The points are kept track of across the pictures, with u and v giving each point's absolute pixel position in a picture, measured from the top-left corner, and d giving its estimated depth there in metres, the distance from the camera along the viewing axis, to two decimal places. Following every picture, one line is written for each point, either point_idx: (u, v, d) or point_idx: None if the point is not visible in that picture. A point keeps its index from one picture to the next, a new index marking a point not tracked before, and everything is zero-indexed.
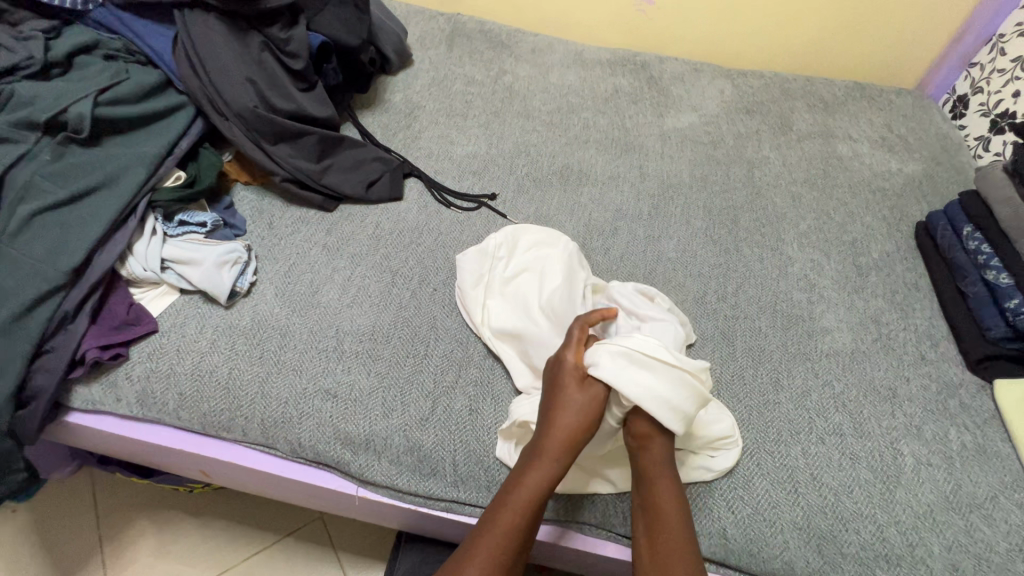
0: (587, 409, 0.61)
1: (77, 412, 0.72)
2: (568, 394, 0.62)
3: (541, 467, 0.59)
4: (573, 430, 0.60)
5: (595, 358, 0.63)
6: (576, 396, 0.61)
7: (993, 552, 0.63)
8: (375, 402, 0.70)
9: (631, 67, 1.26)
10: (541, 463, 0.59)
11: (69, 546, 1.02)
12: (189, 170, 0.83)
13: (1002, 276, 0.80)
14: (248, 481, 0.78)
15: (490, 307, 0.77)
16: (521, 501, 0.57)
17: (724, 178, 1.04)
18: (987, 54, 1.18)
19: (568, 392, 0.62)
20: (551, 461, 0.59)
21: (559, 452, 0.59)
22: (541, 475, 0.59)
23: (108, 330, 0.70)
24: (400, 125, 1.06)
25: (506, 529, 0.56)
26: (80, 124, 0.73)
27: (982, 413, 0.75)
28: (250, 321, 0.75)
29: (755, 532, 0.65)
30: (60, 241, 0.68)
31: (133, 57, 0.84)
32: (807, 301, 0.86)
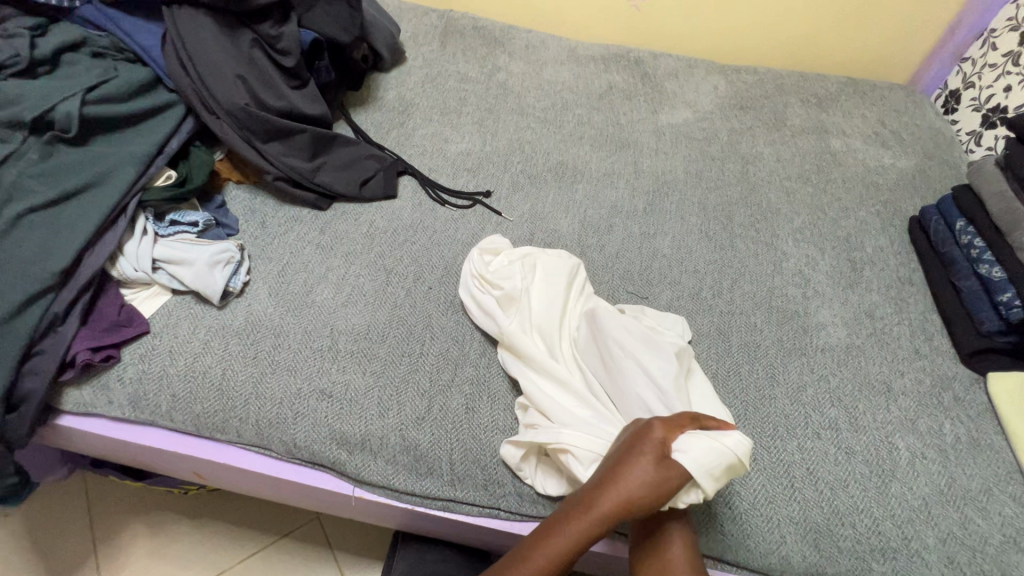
0: (653, 485, 0.57)
1: (68, 415, 0.71)
2: (639, 472, 0.57)
3: (583, 522, 0.58)
4: (635, 500, 0.56)
5: (686, 444, 0.58)
6: (648, 468, 0.57)
7: (987, 544, 0.64)
8: (371, 401, 0.70)
9: (625, 63, 1.26)
10: (588, 519, 0.58)
11: (63, 550, 1.02)
12: (180, 169, 0.82)
13: (995, 270, 0.80)
14: (243, 482, 0.77)
15: (512, 323, 0.73)
16: (557, 548, 0.58)
17: (719, 174, 1.04)
18: (979, 49, 1.18)
19: (640, 463, 0.57)
20: (600, 523, 0.57)
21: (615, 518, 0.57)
22: (586, 529, 0.58)
23: (99, 331, 0.69)
24: (394, 122, 1.05)
25: (537, 569, 0.58)
26: (67, 123, 0.72)
27: (976, 407, 0.76)
28: (243, 321, 0.74)
29: (752, 528, 0.65)
30: (47, 243, 0.68)
31: (122, 55, 0.82)
32: (802, 296, 0.86)
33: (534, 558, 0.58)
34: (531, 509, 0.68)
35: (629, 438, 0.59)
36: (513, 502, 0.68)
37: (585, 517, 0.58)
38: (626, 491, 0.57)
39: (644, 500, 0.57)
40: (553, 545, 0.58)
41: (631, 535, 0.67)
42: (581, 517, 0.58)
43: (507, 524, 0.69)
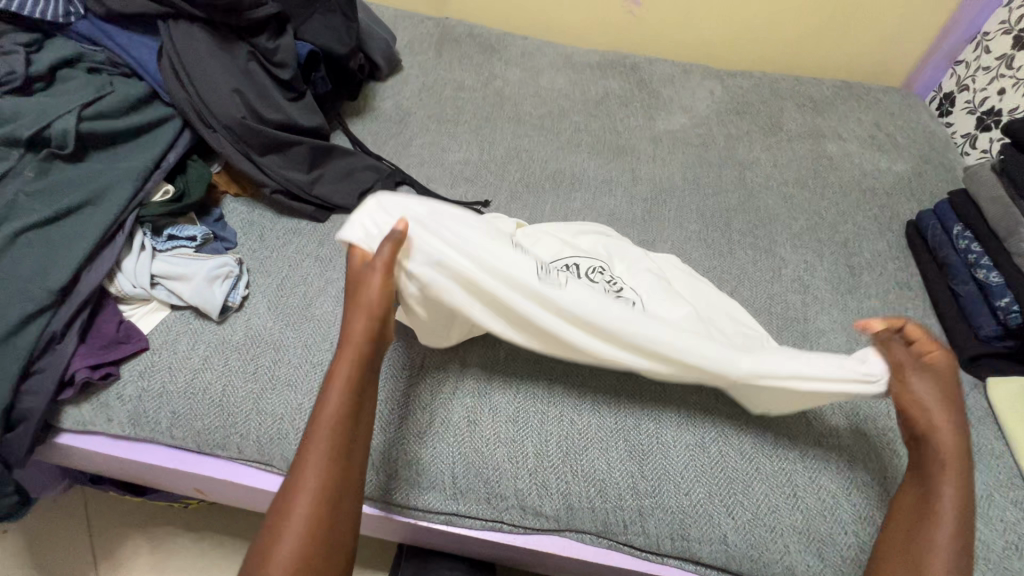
0: (382, 312, 0.60)
1: (67, 433, 0.71)
2: (371, 284, 0.60)
3: (351, 343, 0.59)
4: (371, 323, 0.60)
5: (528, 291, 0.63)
6: (367, 295, 0.60)
7: (989, 550, 0.64)
8: (372, 415, 0.70)
9: (620, 69, 1.26)
10: (343, 356, 0.59)
11: (62, 566, 1.01)
12: (178, 183, 0.81)
13: (993, 274, 0.81)
14: (243, 498, 0.77)
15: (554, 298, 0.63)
16: (330, 414, 0.57)
17: (716, 181, 1.04)
18: (972, 52, 1.19)
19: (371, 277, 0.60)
20: (359, 341, 0.59)
21: (365, 335, 0.60)
22: (337, 394, 0.58)
23: (97, 349, 0.69)
24: (391, 132, 1.05)
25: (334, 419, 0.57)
26: (64, 140, 0.72)
27: (976, 411, 0.76)
28: (243, 336, 0.74)
29: (756, 537, 0.65)
30: (45, 261, 0.67)
31: (118, 69, 0.82)
32: (802, 302, 0.86)
33: (323, 414, 0.57)
34: (533, 521, 0.67)
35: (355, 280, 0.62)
36: (517, 514, 0.67)
37: (343, 360, 0.59)
38: (343, 358, 0.59)
39: (374, 325, 0.60)
40: (340, 374, 0.59)
41: (635, 546, 0.67)
42: (332, 383, 0.58)
43: (511, 536, 0.69)
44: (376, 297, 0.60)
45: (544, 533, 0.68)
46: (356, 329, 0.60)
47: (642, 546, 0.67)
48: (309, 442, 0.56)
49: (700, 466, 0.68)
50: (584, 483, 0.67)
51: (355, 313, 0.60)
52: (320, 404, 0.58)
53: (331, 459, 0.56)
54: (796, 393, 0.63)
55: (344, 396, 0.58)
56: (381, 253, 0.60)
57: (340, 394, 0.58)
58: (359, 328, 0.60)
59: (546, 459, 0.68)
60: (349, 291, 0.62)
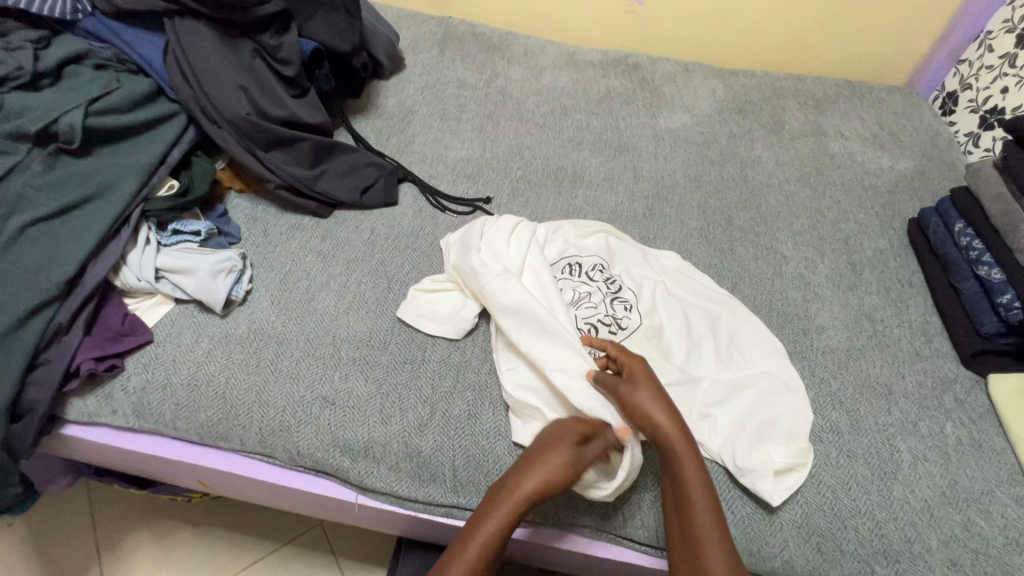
0: (550, 483, 0.60)
1: (72, 425, 0.72)
2: (558, 451, 0.62)
3: (501, 509, 0.60)
4: (523, 495, 0.60)
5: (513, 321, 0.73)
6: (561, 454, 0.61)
7: (990, 546, 0.64)
8: (373, 408, 0.70)
9: (623, 68, 1.26)
10: (497, 512, 0.60)
11: (66, 559, 1.02)
12: (183, 178, 0.82)
13: (994, 271, 0.80)
14: (245, 490, 0.77)
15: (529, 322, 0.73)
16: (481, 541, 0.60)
17: (718, 178, 1.04)
18: (975, 51, 1.19)
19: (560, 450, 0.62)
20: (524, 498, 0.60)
21: (525, 500, 0.60)
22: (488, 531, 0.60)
23: (102, 341, 0.69)
24: (394, 129, 1.06)
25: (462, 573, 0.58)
26: (71, 134, 0.72)
27: (977, 408, 0.76)
28: (246, 329, 0.75)
29: (755, 532, 0.65)
30: (51, 253, 0.68)
31: (124, 66, 0.83)
32: (803, 299, 0.87)
33: (465, 550, 0.59)
34: (533, 515, 0.67)
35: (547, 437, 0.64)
36: None
37: (499, 511, 0.60)
38: (488, 527, 0.60)
39: (559, 484, 0.60)
40: (488, 527, 0.60)
41: (634, 539, 0.67)
42: (474, 534, 0.60)
43: (511, 529, 0.69)
44: (552, 472, 0.60)
45: (544, 527, 0.69)
46: (494, 530, 0.60)
47: (642, 540, 0.67)
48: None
49: (699, 461, 0.68)
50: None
51: (522, 481, 0.61)
52: (454, 555, 0.59)
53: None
54: (777, 429, 0.69)
55: (487, 546, 0.59)
56: (557, 461, 0.61)
57: (484, 547, 0.59)
58: (522, 495, 0.61)
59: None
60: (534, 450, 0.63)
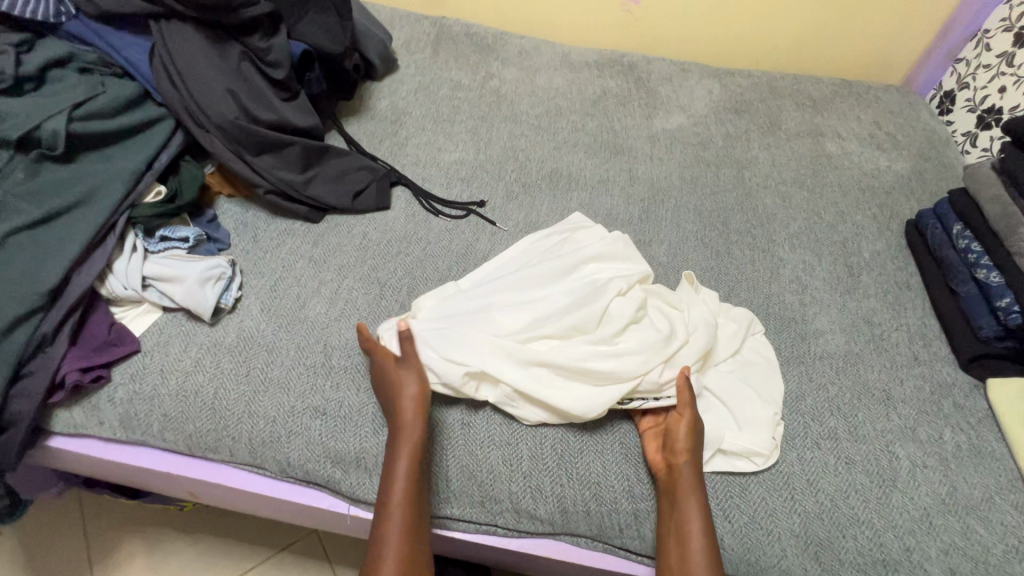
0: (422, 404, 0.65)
1: (58, 436, 0.71)
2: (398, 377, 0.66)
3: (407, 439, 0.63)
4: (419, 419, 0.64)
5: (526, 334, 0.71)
6: (407, 381, 0.66)
7: (989, 554, 0.63)
8: (365, 419, 0.69)
9: (619, 68, 1.25)
10: (403, 445, 0.63)
11: (56, 569, 1.00)
12: (170, 184, 0.81)
13: (993, 274, 0.79)
14: (236, 501, 0.76)
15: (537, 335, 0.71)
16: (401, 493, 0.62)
17: (715, 180, 1.03)
18: (973, 50, 1.18)
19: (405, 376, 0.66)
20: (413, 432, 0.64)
21: (413, 425, 0.64)
22: (403, 481, 0.62)
23: (88, 351, 0.68)
24: (387, 132, 1.05)
25: (400, 512, 0.61)
26: (54, 140, 0.71)
27: (976, 413, 0.75)
28: (235, 338, 0.73)
29: (752, 541, 0.64)
30: (33, 263, 0.66)
31: (109, 69, 0.81)
32: (800, 303, 0.86)
33: (393, 494, 0.62)
34: (528, 524, 0.67)
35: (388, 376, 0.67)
36: (510, 518, 0.67)
37: (404, 442, 0.63)
38: (399, 460, 0.62)
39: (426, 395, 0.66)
40: (402, 462, 0.63)
41: (629, 549, 0.66)
42: (395, 478, 0.62)
43: (505, 540, 0.68)
44: (413, 398, 0.65)
45: (539, 536, 0.68)
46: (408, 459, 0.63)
47: (638, 550, 0.66)
48: (381, 535, 0.60)
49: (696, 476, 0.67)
50: (580, 484, 0.66)
51: (403, 412, 0.64)
52: (387, 505, 0.61)
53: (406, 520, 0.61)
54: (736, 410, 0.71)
55: (406, 482, 0.62)
56: (411, 389, 0.66)
57: (404, 486, 0.62)
58: (412, 425, 0.64)
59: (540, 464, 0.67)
60: (382, 389, 0.67)
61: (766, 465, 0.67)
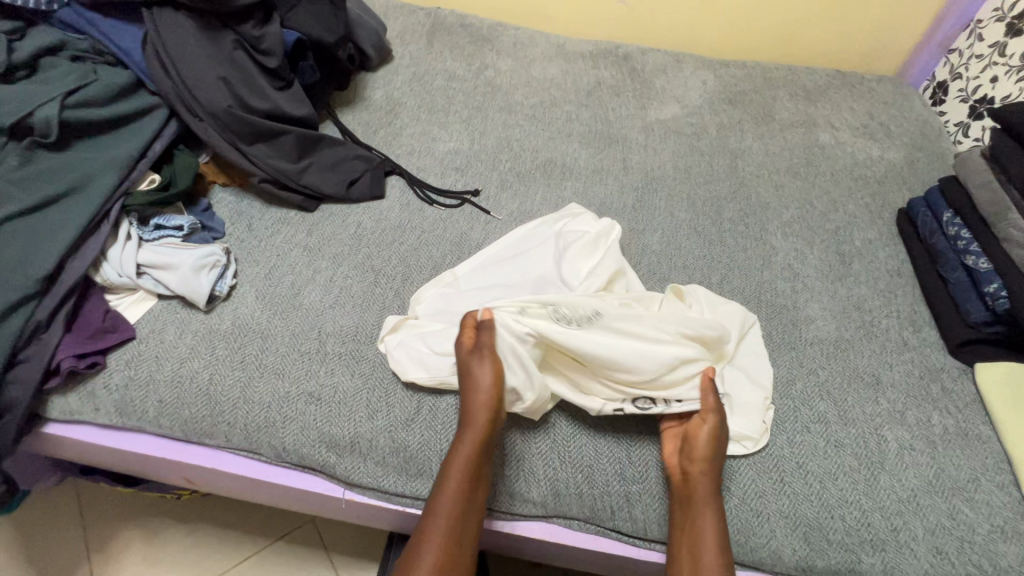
0: (493, 397, 0.64)
1: (54, 423, 0.71)
2: (472, 368, 0.65)
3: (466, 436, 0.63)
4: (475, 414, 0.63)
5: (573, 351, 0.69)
6: (480, 374, 0.64)
7: (975, 534, 0.64)
8: (360, 404, 0.69)
9: (613, 59, 1.25)
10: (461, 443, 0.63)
11: (54, 558, 1.01)
12: (164, 172, 0.81)
13: (982, 260, 0.80)
14: (233, 487, 0.77)
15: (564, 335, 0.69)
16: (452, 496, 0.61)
17: (708, 170, 1.04)
18: (965, 40, 1.19)
19: (479, 368, 0.65)
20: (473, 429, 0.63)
21: (481, 424, 0.63)
22: (461, 471, 0.62)
23: (83, 338, 0.68)
24: (381, 122, 1.05)
25: (447, 510, 0.60)
26: (47, 127, 0.71)
27: (964, 398, 0.76)
28: (230, 325, 0.74)
29: (742, 522, 0.65)
30: (28, 250, 0.67)
31: (102, 58, 0.81)
32: (792, 290, 0.86)
33: (445, 492, 0.61)
34: (521, 508, 0.67)
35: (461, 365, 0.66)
36: (506, 502, 0.67)
37: (463, 439, 0.63)
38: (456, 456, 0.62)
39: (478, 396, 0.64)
40: (456, 460, 0.62)
41: (622, 531, 0.67)
42: (449, 470, 0.62)
43: (499, 524, 0.69)
44: (486, 385, 0.64)
45: (532, 519, 0.68)
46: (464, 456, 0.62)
47: (630, 533, 0.67)
48: (427, 530, 0.60)
49: None
50: (574, 467, 0.67)
51: (469, 409, 0.64)
52: (434, 502, 0.61)
53: (456, 505, 0.61)
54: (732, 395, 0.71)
55: (461, 479, 0.61)
56: (485, 377, 0.64)
57: (456, 483, 0.61)
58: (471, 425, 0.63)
59: (534, 452, 0.68)
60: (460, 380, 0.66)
61: (756, 448, 0.68)
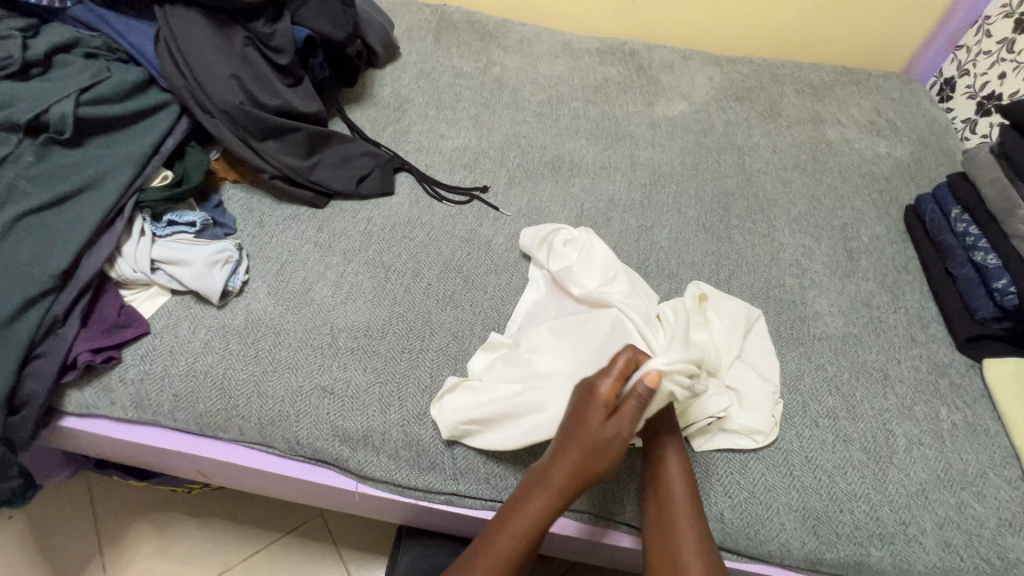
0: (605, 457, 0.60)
1: (70, 416, 0.72)
2: (596, 417, 0.60)
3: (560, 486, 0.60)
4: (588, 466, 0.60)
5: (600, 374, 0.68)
6: (603, 426, 0.60)
7: (983, 527, 0.65)
8: (372, 398, 0.70)
9: (620, 56, 1.25)
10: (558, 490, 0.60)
11: (67, 551, 1.02)
12: (177, 169, 0.82)
13: (990, 256, 0.80)
14: (246, 481, 0.78)
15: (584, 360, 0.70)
16: (527, 526, 0.59)
17: (715, 166, 1.04)
18: (973, 36, 1.18)
19: (601, 416, 0.60)
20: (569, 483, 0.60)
21: (579, 478, 0.60)
22: (543, 517, 0.60)
23: (98, 333, 0.69)
24: (390, 118, 1.05)
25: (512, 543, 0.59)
26: (62, 124, 0.72)
27: (972, 393, 0.77)
28: (243, 320, 0.74)
29: (751, 515, 0.65)
30: (44, 246, 0.67)
31: (115, 55, 0.82)
32: (800, 286, 0.87)
33: (519, 528, 0.59)
34: None
35: (579, 399, 0.62)
36: None
37: (562, 485, 0.60)
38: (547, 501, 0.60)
39: (598, 454, 0.60)
40: (541, 505, 0.60)
41: (632, 524, 0.68)
42: (532, 508, 0.60)
43: None
44: (602, 440, 0.60)
45: None
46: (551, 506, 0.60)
47: (641, 525, 0.68)
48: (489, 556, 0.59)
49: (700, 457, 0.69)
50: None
51: (580, 463, 0.60)
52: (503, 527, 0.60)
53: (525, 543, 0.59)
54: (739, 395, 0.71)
55: (540, 524, 0.60)
56: (603, 428, 0.60)
57: (539, 525, 0.60)
58: (574, 478, 0.60)
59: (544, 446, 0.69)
60: (575, 420, 0.61)
61: (766, 442, 0.69)
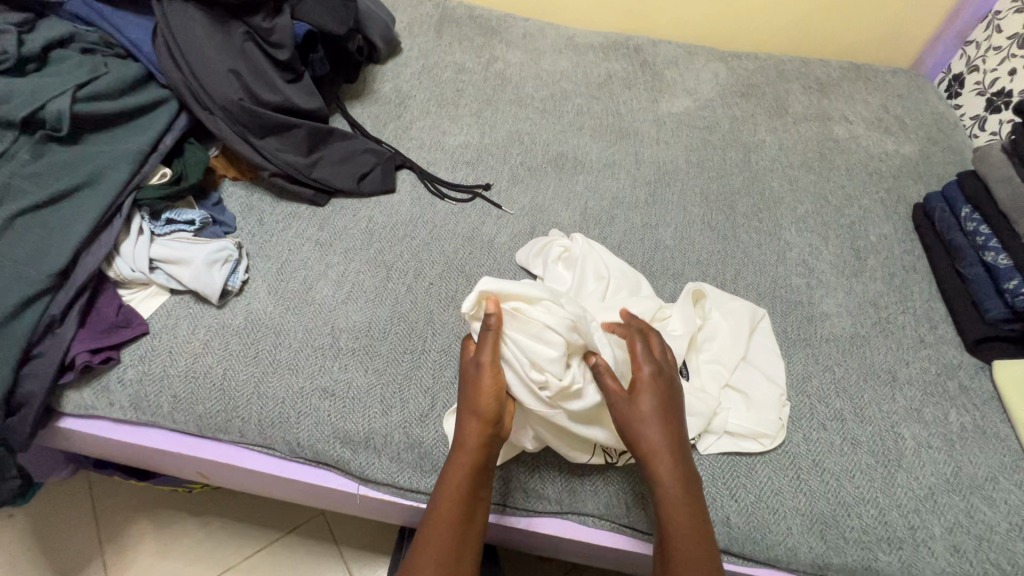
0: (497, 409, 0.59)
1: (69, 417, 0.71)
2: (475, 375, 0.60)
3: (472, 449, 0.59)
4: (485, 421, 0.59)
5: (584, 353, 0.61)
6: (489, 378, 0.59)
7: (993, 532, 0.64)
8: (373, 399, 0.69)
9: (624, 51, 1.24)
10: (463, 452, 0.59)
11: (68, 550, 1.02)
12: (175, 166, 0.80)
13: (1001, 257, 0.79)
14: (246, 482, 0.77)
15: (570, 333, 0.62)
16: (449, 496, 0.58)
17: (721, 163, 1.03)
18: (983, 31, 1.16)
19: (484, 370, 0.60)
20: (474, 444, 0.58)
21: (479, 436, 0.59)
22: (459, 483, 0.58)
23: (97, 334, 0.68)
24: (391, 115, 1.04)
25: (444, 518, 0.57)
26: (58, 121, 0.70)
27: (981, 395, 0.75)
28: (243, 320, 0.73)
29: (758, 520, 0.64)
30: (41, 244, 0.67)
31: (112, 50, 0.80)
32: (807, 286, 0.86)
33: (444, 502, 0.58)
34: (536, 504, 0.67)
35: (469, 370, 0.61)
36: (519, 499, 0.67)
37: (465, 447, 0.59)
38: (457, 465, 0.59)
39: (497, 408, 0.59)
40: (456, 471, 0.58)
41: (636, 528, 0.67)
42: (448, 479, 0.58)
43: (515, 520, 0.68)
44: (492, 394, 0.59)
45: (546, 515, 0.68)
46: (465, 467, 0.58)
47: (645, 529, 0.67)
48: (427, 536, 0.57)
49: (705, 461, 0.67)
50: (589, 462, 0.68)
51: (472, 421, 0.59)
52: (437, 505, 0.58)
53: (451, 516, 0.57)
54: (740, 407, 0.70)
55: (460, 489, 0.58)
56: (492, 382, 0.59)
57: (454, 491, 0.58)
58: (474, 434, 0.59)
59: (547, 449, 0.68)
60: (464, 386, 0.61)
61: (772, 445, 0.68)
